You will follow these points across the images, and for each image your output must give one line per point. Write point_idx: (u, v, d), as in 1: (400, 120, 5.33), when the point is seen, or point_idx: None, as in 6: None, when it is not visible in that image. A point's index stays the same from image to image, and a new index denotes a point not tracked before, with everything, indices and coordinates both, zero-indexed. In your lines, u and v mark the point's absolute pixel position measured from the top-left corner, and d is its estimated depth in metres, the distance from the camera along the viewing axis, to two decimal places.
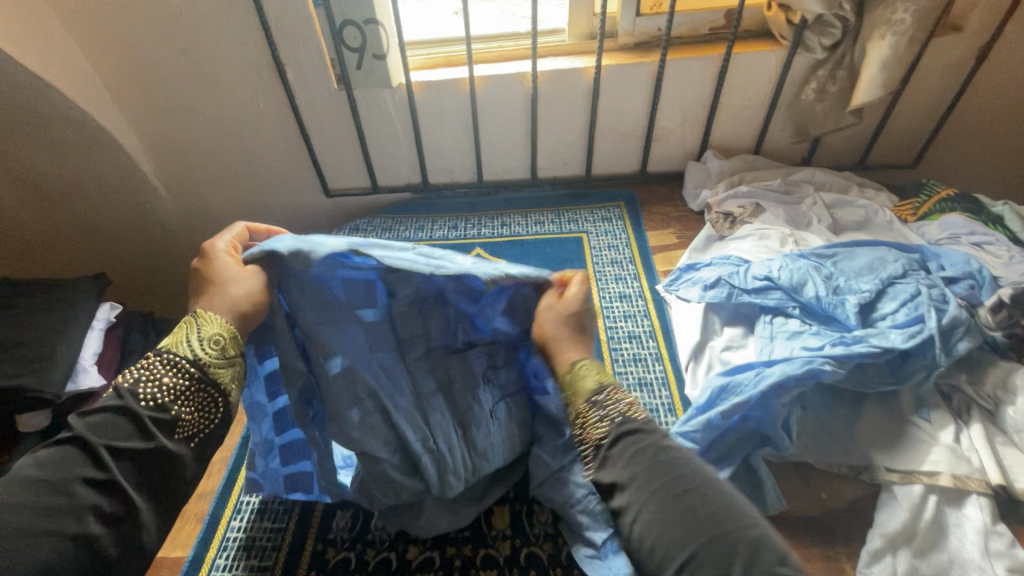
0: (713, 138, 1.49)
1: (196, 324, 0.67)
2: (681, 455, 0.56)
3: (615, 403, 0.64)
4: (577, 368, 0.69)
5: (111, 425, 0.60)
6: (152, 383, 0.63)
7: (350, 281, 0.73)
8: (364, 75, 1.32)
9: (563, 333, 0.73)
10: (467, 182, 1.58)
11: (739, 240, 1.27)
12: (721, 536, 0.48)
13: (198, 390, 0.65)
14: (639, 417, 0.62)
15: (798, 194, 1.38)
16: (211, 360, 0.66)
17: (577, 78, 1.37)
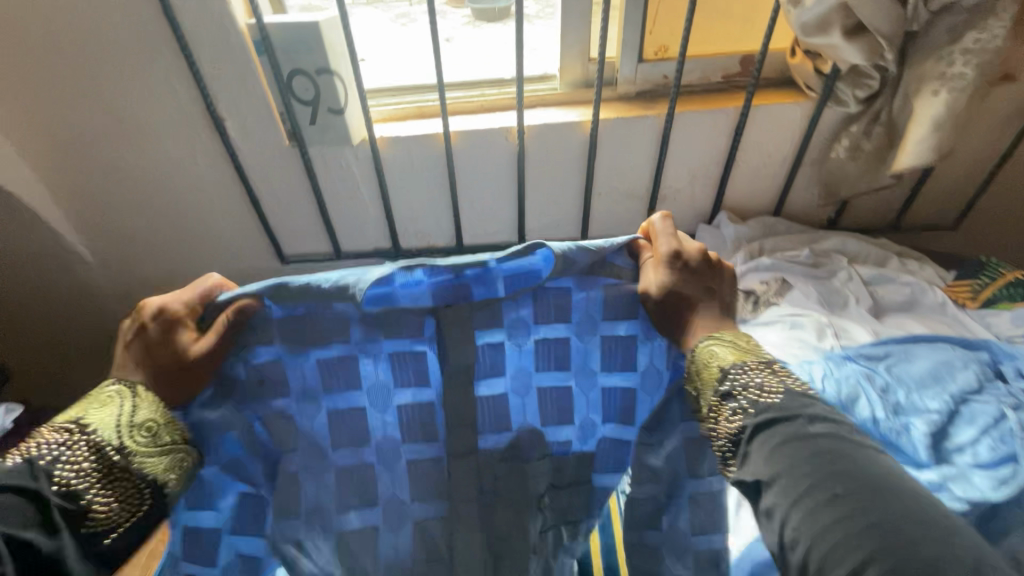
0: (727, 198, 1.30)
1: (133, 406, 0.75)
2: (835, 448, 0.61)
3: (746, 391, 0.72)
4: (706, 350, 0.80)
5: (22, 504, 0.63)
6: (72, 464, 0.67)
7: (394, 351, 0.90)
8: (319, 131, 1.12)
9: (682, 287, 0.85)
10: (445, 248, 1.37)
11: (765, 327, 1.06)
12: (894, 537, 0.52)
13: (118, 478, 0.70)
14: (775, 402, 0.69)
15: (828, 266, 1.18)
16: (134, 448, 0.72)
17: (571, 134, 1.17)
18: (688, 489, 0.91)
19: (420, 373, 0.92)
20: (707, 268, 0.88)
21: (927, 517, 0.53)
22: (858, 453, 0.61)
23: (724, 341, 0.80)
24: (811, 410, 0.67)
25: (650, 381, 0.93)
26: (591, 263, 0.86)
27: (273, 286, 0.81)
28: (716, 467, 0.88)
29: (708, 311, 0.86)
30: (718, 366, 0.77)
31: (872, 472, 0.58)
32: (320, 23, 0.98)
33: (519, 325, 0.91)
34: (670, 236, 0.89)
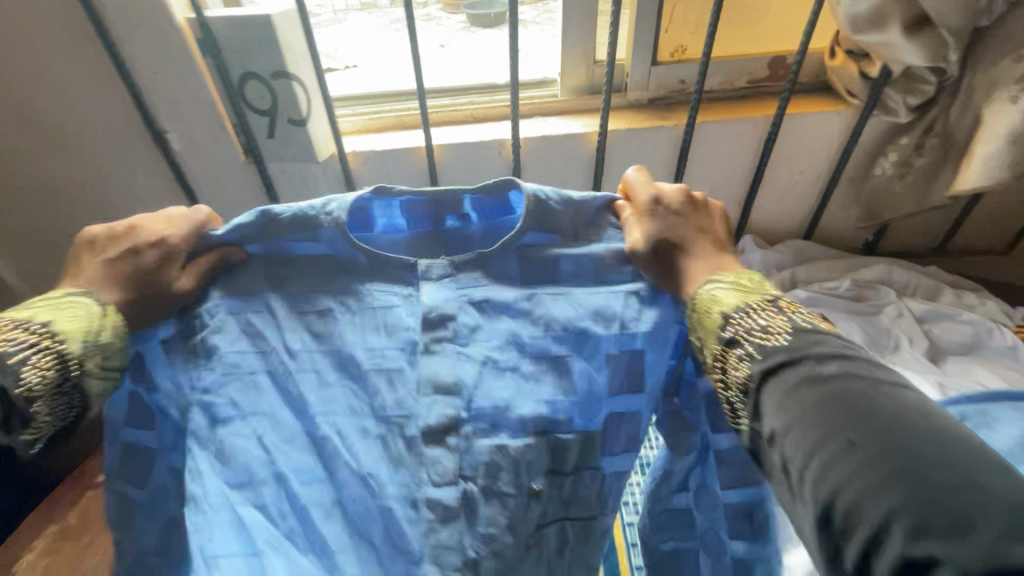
0: (752, 220, 1.14)
1: (102, 321, 0.60)
2: (851, 386, 0.48)
3: (750, 333, 0.56)
4: (705, 295, 0.63)
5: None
6: (32, 369, 0.54)
7: (376, 289, 0.72)
8: (279, 145, 0.96)
9: (673, 221, 0.72)
10: None
11: None
12: (927, 486, 0.39)
13: (67, 397, 0.56)
14: (781, 343, 0.54)
15: (874, 300, 1.02)
16: (94, 372, 0.58)
17: (574, 147, 1.01)
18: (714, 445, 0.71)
19: (391, 320, 0.71)
20: (692, 207, 0.74)
21: (978, 458, 0.41)
22: (880, 389, 0.47)
23: (719, 280, 0.64)
24: (820, 348, 0.52)
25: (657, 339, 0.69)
26: (573, 216, 0.74)
27: (258, 218, 0.70)
28: None
29: (701, 252, 0.69)
30: (715, 308, 0.61)
31: (902, 409, 0.45)
32: (273, 17, 0.82)
33: (502, 278, 0.73)
34: (651, 184, 0.76)
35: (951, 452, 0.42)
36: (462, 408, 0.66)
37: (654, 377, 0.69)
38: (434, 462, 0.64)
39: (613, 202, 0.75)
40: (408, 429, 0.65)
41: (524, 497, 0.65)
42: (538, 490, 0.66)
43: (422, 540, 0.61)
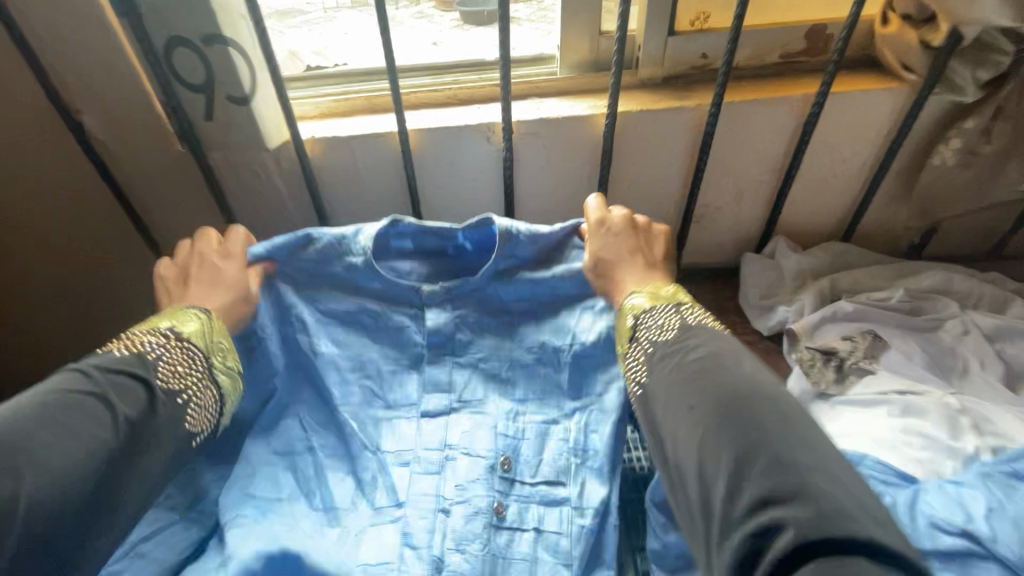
0: (782, 219, 0.98)
1: (208, 326, 0.67)
2: (722, 366, 0.54)
3: (649, 330, 0.64)
4: (628, 302, 0.71)
5: (126, 388, 0.54)
6: (165, 365, 0.59)
7: (389, 299, 0.78)
8: (220, 129, 0.79)
9: (618, 253, 0.79)
10: None
11: (860, 413, 0.74)
12: (759, 441, 0.45)
13: (203, 389, 0.62)
14: (671, 338, 0.61)
15: (932, 313, 0.86)
16: (220, 368, 0.65)
17: (577, 135, 0.85)
18: None
19: (400, 329, 0.79)
20: (639, 235, 0.81)
21: (799, 426, 0.47)
22: (735, 368, 0.53)
23: (639, 291, 0.72)
24: (703, 343, 0.58)
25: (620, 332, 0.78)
26: (541, 253, 0.80)
27: (302, 239, 0.75)
28: None
29: (643, 266, 0.78)
30: (628, 313, 0.69)
31: (749, 385, 0.51)
32: None
33: (491, 297, 0.80)
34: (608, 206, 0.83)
35: (777, 420, 0.47)
36: (456, 400, 0.76)
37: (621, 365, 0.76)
38: (432, 435, 0.74)
39: (577, 227, 0.81)
40: (421, 412, 0.75)
41: (502, 470, 0.72)
42: (515, 465, 0.72)
43: (428, 489, 0.70)
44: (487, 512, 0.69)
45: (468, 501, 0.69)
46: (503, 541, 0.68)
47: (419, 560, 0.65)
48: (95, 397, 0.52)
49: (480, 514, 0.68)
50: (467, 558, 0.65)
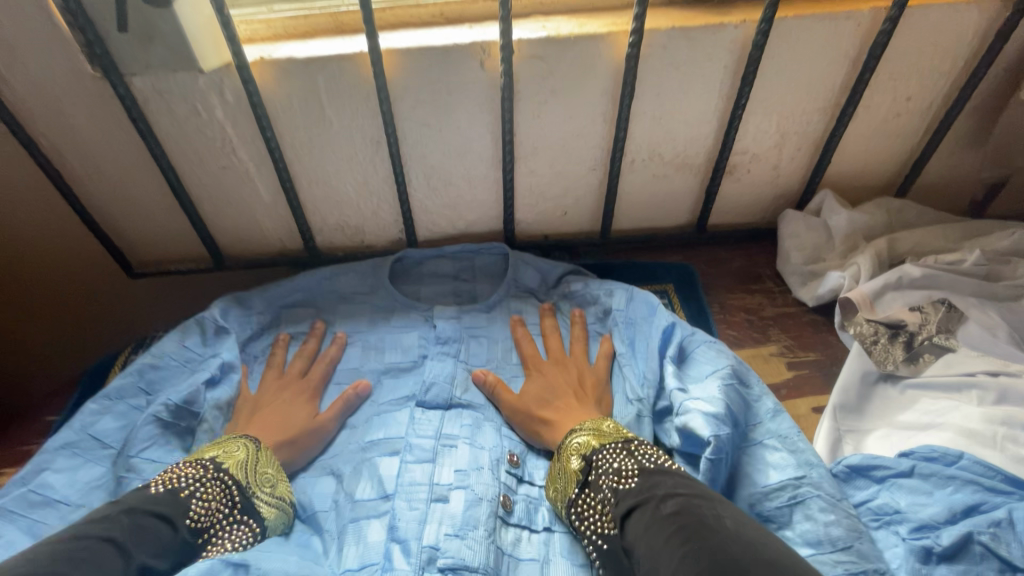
0: (830, 170, 0.83)
1: (261, 451, 0.56)
2: (715, 519, 0.40)
3: (607, 477, 0.49)
4: (571, 445, 0.55)
5: (147, 533, 0.43)
6: (202, 507, 0.48)
7: (388, 330, 0.75)
8: (139, 44, 0.62)
9: (546, 396, 0.63)
10: (387, 252, 0.89)
11: (941, 399, 0.61)
12: None
13: (236, 528, 0.50)
14: (634, 486, 0.46)
15: (1014, 279, 0.72)
16: (263, 500, 0.53)
17: (593, 61, 0.69)
18: (752, 427, 0.60)
19: (400, 341, 0.73)
20: (574, 378, 0.66)
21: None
22: (718, 520, 0.39)
23: (581, 426, 0.57)
24: (681, 484, 0.45)
25: (637, 311, 0.72)
26: (544, 286, 0.80)
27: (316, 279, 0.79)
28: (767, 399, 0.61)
29: (576, 404, 0.62)
30: (572, 454, 0.54)
31: (745, 544, 0.37)
32: None
33: (498, 319, 0.76)
34: (529, 339, 0.72)
35: None
36: (456, 392, 0.66)
37: (653, 340, 0.68)
38: (426, 424, 0.62)
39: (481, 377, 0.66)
40: (419, 399, 0.65)
41: (510, 464, 0.59)
42: (523, 461, 0.60)
43: (420, 477, 0.56)
44: (492, 501, 0.54)
45: (467, 487, 0.55)
46: (508, 546, 0.53)
47: (406, 556, 0.51)
48: (113, 542, 0.40)
49: (482, 501, 0.54)
50: (469, 544, 0.51)
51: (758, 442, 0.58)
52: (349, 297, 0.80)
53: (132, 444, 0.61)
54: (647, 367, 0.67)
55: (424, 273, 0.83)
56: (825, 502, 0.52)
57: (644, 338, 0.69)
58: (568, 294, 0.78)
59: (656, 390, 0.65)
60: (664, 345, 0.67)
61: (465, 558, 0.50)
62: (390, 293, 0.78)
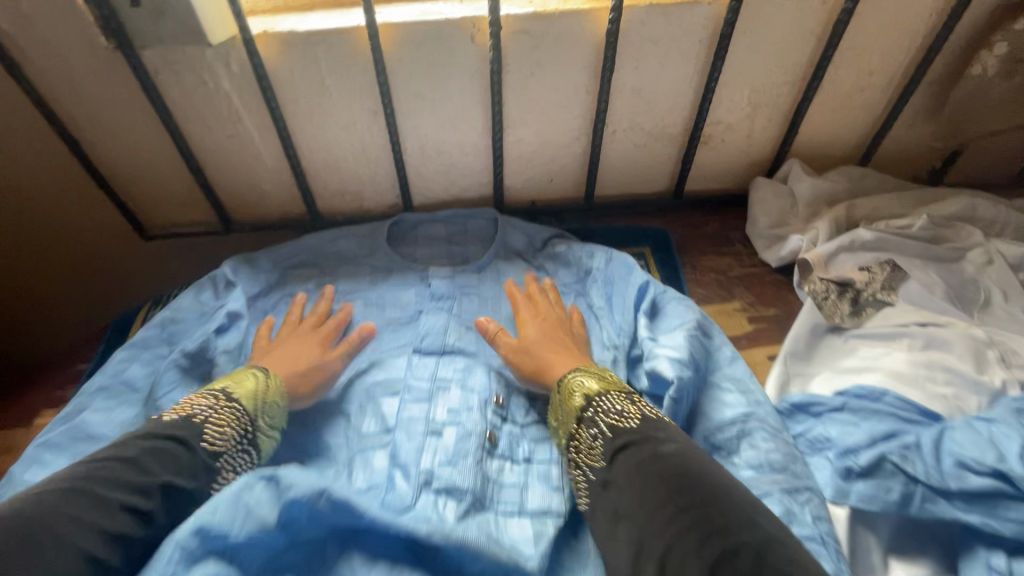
0: (797, 140, 0.89)
1: (265, 381, 0.63)
2: (702, 467, 0.47)
3: (606, 415, 0.55)
4: (570, 382, 0.62)
5: (166, 453, 0.50)
6: (218, 428, 0.55)
7: (387, 289, 0.82)
8: (149, 17, 0.66)
9: (542, 341, 0.70)
10: (384, 216, 0.95)
11: (878, 346, 0.69)
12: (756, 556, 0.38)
13: (243, 453, 0.57)
14: (632, 426, 0.53)
15: (955, 242, 0.79)
16: (265, 428, 0.60)
17: (576, 36, 0.74)
18: (712, 373, 0.68)
19: (399, 298, 0.80)
20: (566, 327, 0.73)
21: (781, 535, 0.41)
22: (707, 468, 0.47)
23: (582, 370, 0.63)
24: (673, 434, 0.52)
25: (616, 270, 0.79)
26: (531, 249, 0.86)
27: (321, 241, 0.86)
28: (727, 350, 0.70)
29: (567, 351, 0.68)
30: (576, 390, 0.60)
31: (723, 488, 0.44)
32: None
33: (487, 278, 0.83)
34: (527, 294, 0.78)
35: (753, 528, 0.41)
36: (449, 343, 0.73)
37: (629, 296, 0.75)
38: (423, 369, 0.70)
39: (481, 325, 0.73)
40: (416, 346, 0.72)
41: (496, 404, 0.66)
42: (507, 403, 0.67)
43: (417, 413, 0.64)
44: (479, 435, 0.62)
45: (458, 423, 0.63)
46: (493, 472, 0.60)
47: (406, 479, 0.58)
48: (131, 462, 0.48)
49: (471, 435, 0.62)
50: (458, 470, 0.58)
51: (715, 387, 0.66)
52: (349, 258, 0.86)
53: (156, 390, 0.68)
54: (622, 320, 0.74)
55: (420, 236, 0.89)
56: (767, 433, 0.61)
57: (621, 294, 0.77)
58: (553, 256, 0.84)
59: (630, 340, 0.72)
60: (639, 301, 0.74)
61: (456, 482, 0.57)
62: (389, 255, 0.85)
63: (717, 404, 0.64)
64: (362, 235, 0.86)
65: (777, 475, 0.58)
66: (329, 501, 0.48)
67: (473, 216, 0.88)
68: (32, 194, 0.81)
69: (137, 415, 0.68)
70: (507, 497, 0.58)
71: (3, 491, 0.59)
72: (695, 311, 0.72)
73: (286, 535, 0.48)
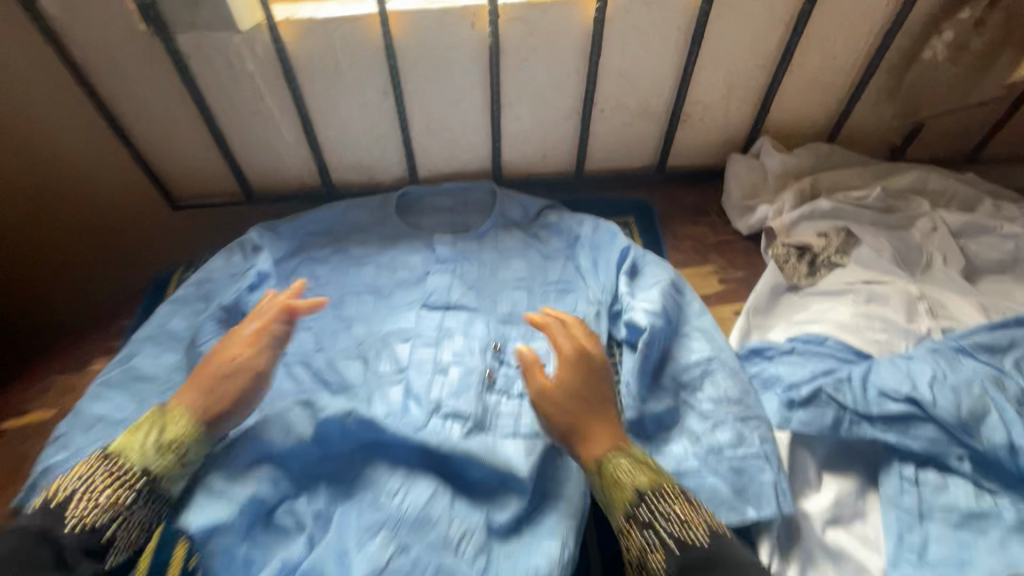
0: (770, 119, 0.98)
1: (161, 423, 0.56)
2: None
3: (667, 522, 0.53)
4: (615, 462, 0.57)
5: (27, 555, 0.47)
6: (91, 503, 0.52)
7: (396, 253, 0.91)
8: (186, 5, 0.74)
9: (579, 398, 0.62)
10: (392, 188, 1.03)
11: (827, 301, 0.78)
12: None
13: (142, 507, 0.53)
14: (702, 547, 0.52)
15: (905, 211, 0.89)
16: (161, 471, 0.54)
17: (567, 22, 0.82)
18: (683, 325, 0.77)
19: (408, 261, 0.90)
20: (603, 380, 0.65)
21: None
22: None
23: (626, 450, 0.58)
24: (742, 559, 0.52)
25: (602, 237, 0.88)
26: (527, 218, 0.95)
27: (337, 210, 0.95)
28: (696, 305, 0.79)
29: (607, 417, 0.62)
30: (624, 473, 0.56)
31: None
32: None
33: (485, 243, 0.91)
34: (567, 328, 0.69)
35: None
36: (453, 299, 0.83)
37: (613, 258, 0.85)
38: (429, 320, 0.79)
39: (522, 353, 0.66)
40: (424, 302, 0.82)
41: (495, 349, 0.76)
42: (504, 348, 0.76)
43: (426, 356, 0.74)
44: (480, 374, 0.72)
45: (462, 363, 0.73)
46: (491, 403, 0.70)
47: (418, 408, 0.68)
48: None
49: (473, 373, 0.72)
50: (462, 400, 0.69)
51: (685, 337, 0.76)
52: (361, 226, 0.95)
53: (199, 338, 0.78)
54: (606, 279, 0.84)
55: (424, 206, 0.98)
56: (727, 372, 0.71)
57: (605, 257, 0.86)
58: (545, 223, 0.93)
59: (612, 298, 0.82)
60: (621, 263, 0.84)
61: (461, 409, 0.68)
62: (397, 223, 0.94)
63: (685, 350, 0.74)
64: (374, 204, 0.95)
65: (733, 406, 0.68)
66: (356, 419, 0.59)
67: (474, 187, 0.97)
68: (78, 164, 0.89)
69: (180, 360, 0.77)
70: (503, 422, 0.68)
71: (76, 421, 0.70)
72: (669, 272, 0.81)
73: (320, 446, 0.59)
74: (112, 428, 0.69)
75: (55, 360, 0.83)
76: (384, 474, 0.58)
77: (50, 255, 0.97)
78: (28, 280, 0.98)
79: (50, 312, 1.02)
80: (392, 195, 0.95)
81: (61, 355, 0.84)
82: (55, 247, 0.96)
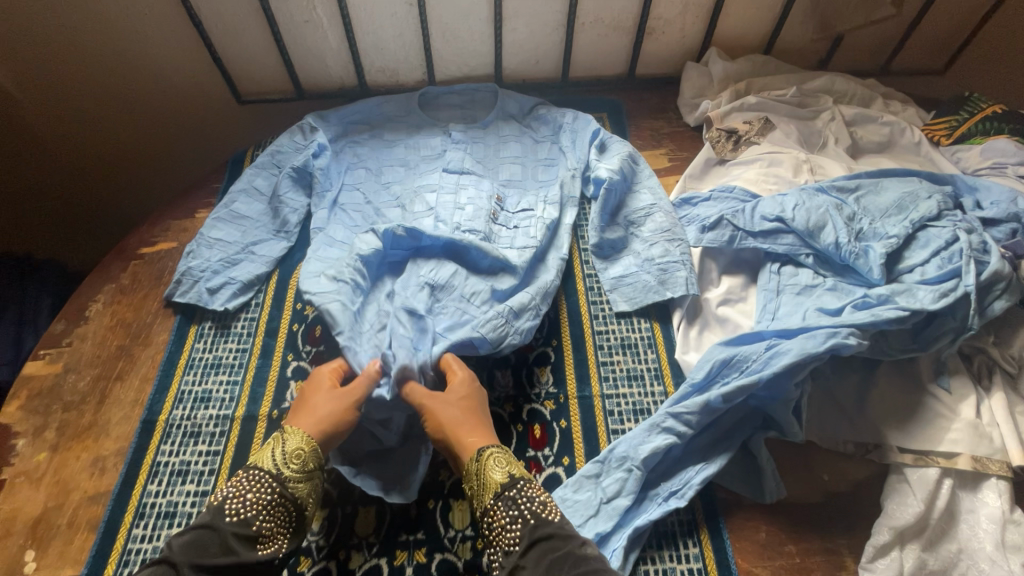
0: (718, 33, 1.22)
1: (281, 439, 0.70)
2: (748, 462, 0.77)
3: (530, 502, 0.66)
4: (486, 456, 0.70)
5: (206, 545, 0.60)
6: (255, 504, 0.65)
7: (420, 135, 1.17)
8: None
9: (459, 413, 0.75)
10: (414, 89, 1.28)
11: (743, 167, 1.07)
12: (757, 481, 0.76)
13: (282, 507, 0.67)
14: (552, 519, 0.64)
15: (814, 106, 1.15)
16: (292, 475, 0.68)
17: None
18: (636, 183, 1.05)
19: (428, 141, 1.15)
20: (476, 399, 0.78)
21: (774, 481, 0.75)
22: (746, 477, 0.76)
23: (496, 448, 0.72)
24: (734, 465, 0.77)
25: (579, 123, 1.14)
26: (523, 110, 1.21)
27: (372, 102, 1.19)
28: (647, 170, 1.07)
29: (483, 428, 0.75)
30: (496, 468, 0.69)
31: (756, 478, 0.76)
32: None
33: (489, 128, 1.17)
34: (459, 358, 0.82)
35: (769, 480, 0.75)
36: (466, 166, 1.09)
37: (587, 137, 1.11)
38: (448, 181, 1.07)
39: (502, 328, 0.84)
40: (444, 167, 1.09)
41: (496, 200, 1.04)
42: (504, 200, 1.05)
43: (448, 201, 1.02)
44: (487, 214, 1.00)
45: (474, 206, 1.01)
46: (494, 229, 1.00)
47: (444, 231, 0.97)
48: (207, 531, 0.61)
49: (482, 213, 1.00)
50: (474, 228, 0.97)
51: (637, 192, 1.04)
52: (391, 117, 1.19)
53: (280, 190, 1.04)
54: (580, 153, 1.11)
55: (443, 98, 1.22)
56: (664, 213, 1.00)
57: (580, 136, 1.13)
58: (537, 115, 1.19)
59: (583, 166, 1.09)
60: (591, 141, 1.11)
61: (476, 231, 0.97)
62: (421, 115, 1.19)
63: (636, 200, 1.03)
64: (402, 97, 1.20)
65: (666, 230, 0.98)
66: (403, 231, 0.89)
67: (481, 85, 1.22)
68: (179, 64, 1.16)
69: (266, 206, 1.05)
70: (505, 242, 0.98)
71: (199, 240, 0.98)
72: (629, 148, 1.09)
73: (382, 248, 0.89)
74: (225, 246, 0.98)
75: (169, 209, 1.10)
76: (423, 261, 0.90)
77: (150, 138, 1.24)
78: (135, 160, 1.26)
79: (155, 183, 1.32)
80: (415, 92, 1.20)
81: (171, 207, 1.10)
82: (155, 135, 1.24)
